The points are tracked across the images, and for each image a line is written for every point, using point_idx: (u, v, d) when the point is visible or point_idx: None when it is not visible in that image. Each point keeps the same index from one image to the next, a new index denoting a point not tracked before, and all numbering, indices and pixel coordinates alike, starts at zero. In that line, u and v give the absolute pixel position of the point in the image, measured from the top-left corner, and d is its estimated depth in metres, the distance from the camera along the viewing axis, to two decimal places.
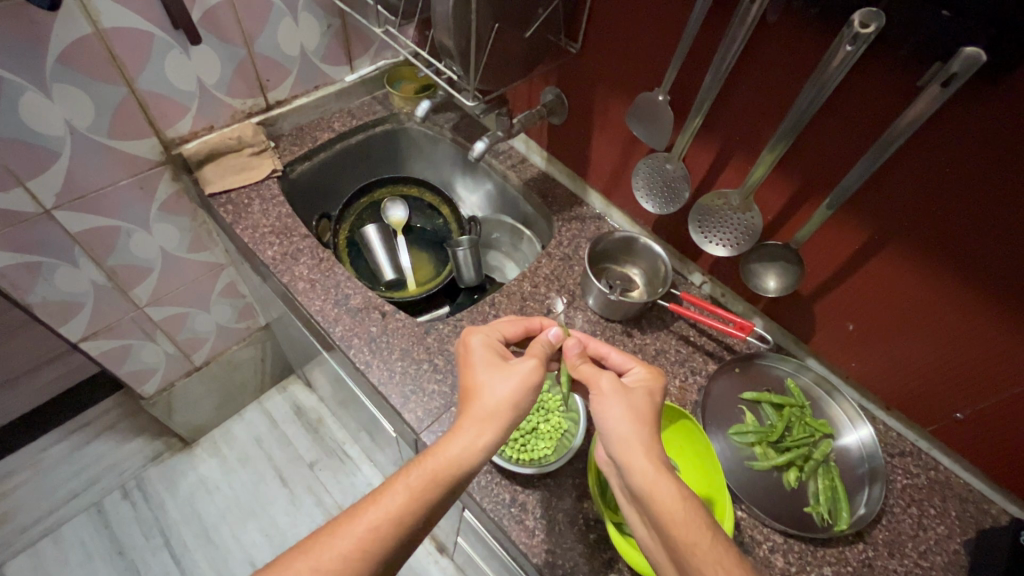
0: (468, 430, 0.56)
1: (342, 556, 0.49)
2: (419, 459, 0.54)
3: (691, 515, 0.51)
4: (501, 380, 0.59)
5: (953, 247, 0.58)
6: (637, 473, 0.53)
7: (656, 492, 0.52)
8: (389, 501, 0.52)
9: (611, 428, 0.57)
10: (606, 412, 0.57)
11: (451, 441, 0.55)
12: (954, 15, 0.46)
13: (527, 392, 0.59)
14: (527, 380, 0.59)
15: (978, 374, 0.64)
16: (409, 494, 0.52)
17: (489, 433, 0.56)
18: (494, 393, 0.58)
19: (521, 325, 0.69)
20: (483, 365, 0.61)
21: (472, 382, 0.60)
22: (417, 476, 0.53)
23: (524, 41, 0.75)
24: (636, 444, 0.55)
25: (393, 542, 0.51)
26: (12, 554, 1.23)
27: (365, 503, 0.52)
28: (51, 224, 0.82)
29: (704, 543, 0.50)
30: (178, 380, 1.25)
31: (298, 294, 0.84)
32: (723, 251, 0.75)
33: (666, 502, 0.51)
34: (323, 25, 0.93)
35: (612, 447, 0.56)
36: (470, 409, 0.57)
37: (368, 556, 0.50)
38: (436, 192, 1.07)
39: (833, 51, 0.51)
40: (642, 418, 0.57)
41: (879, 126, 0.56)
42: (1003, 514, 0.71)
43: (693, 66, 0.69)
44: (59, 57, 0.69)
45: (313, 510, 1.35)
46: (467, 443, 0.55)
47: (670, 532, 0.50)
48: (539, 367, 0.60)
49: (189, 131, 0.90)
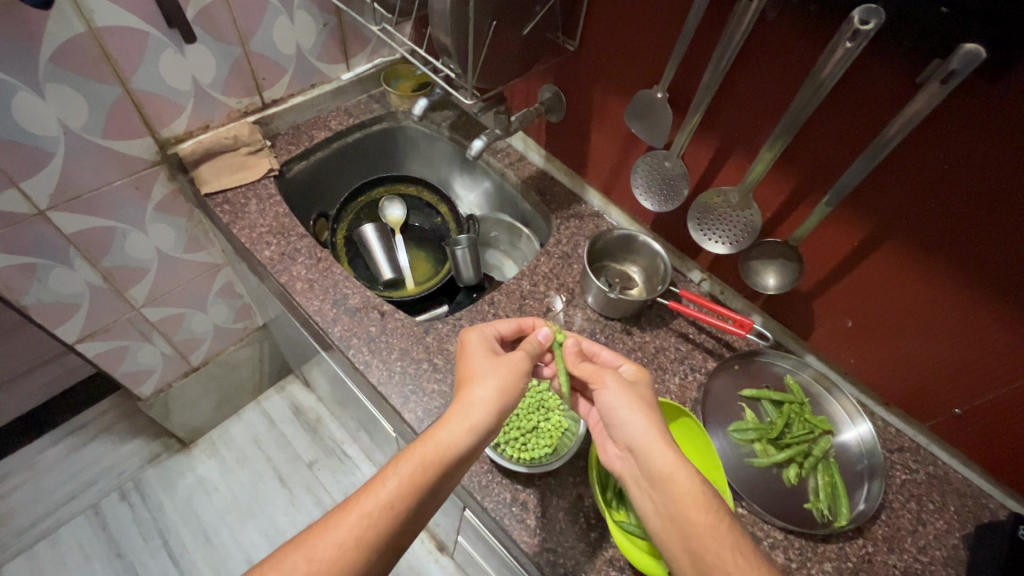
0: (456, 416, 0.56)
1: (337, 544, 0.49)
2: (411, 448, 0.55)
3: (707, 500, 0.53)
4: (491, 369, 0.60)
5: (951, 244, 0.58)
6: (656, 459, 0.55)
7: (675, 476, 0.54)
8: (381, 489, 0.52)
9: (625, 418, 0.57)
10: (619, 399, 0.58)
11: (441, 428, 0.55)
12: (952, 10, 0.46)
13: (516, 380, 0.60)
14: (516, 369, 0.60)
15: (976, 369, 0.64)
16: (402, 480, 0.52)
17: (479, 416, 0.56)
18: (482, 381, 0.59)
19: (515, 322, 0.69)
20: (477, 358, 0.61)
21: (464, 372, 0.61)
22: (409, 464, 0.53)
23: (521, 38, 0.74)
24: (653, 434, 0.56)
25: (388, 529, 0.51)
26: (9, 558, 1.23)
27: (358, 494, 0.52)
28: (46, 225, 0.81)
29: (719, 527, 0.52)
30: (175, 381, 1.25)
31: (296, 294, 0.84)
32: (721, 247, 0.74)
33: (681, 490, 0.53)
34: (319, 23, 0.92)
35: (627, 437, 0.57)
36: (459, 397, 0.58)
37: (363, 543, 0.50)
38: (433, 192, 1.07)
39: (832, 47, 0.51)
40: (650, 406, 0.59)
41: (879, 123, 0.56)
42: (1002, 508, 0.72)
43: (692, 63, 0.69)
44: (52, 57, 0.68)
45: (312, 510, 1.34)
46: (457, 428, 0.55)
47: (686, 516, 0.52)
48: (525, 360, 0.62)
49: (184, 131, 0.89)
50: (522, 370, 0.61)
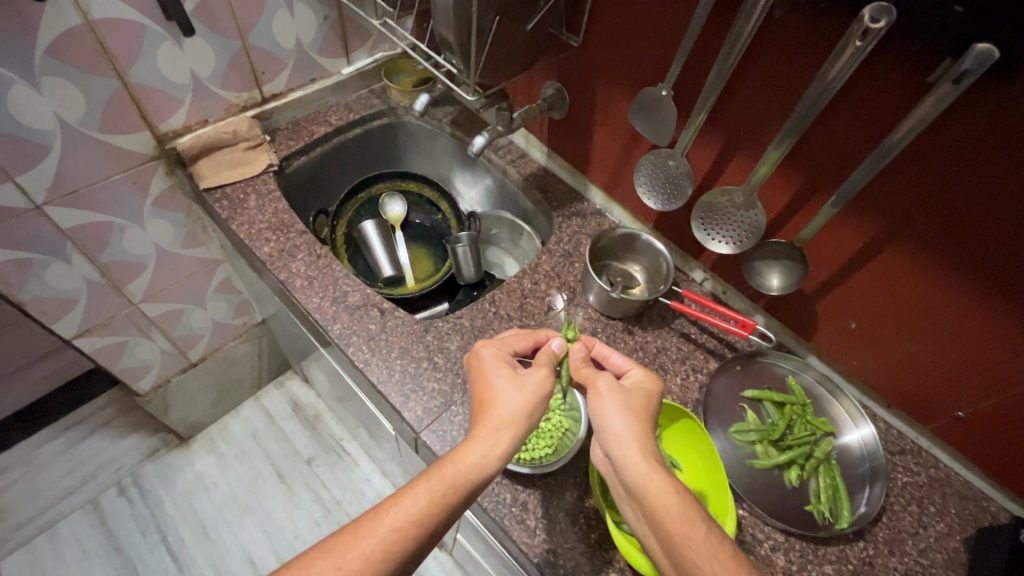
0: (487, 437, 0.56)
1: (366, 555, 0.49)
2: (438, 464, 0.54)
3: (683, 507, 0.52)
4: (517, 392, 0.59)
5: (957, 248, 0.57)
6: (632, 468, 0.54)
7: (651, 485, 0.53)
8: (411, 502, 0.51)
9: (605, 424, 0.57)
10: (606, 406, 0.58)
11: (471, 448, 0.55)
12: (967, 10, 0.45)
13: (539, 400, 0.59)
14: (540, 393, 0.60)
15: (979, 374, 0.64)
16: (431, 496, 0.52)
17: (507, 439, 0.56)
18: (509, 403, 0.58)
19: (530, 338, 0.69)
20: (499, 377, 0.61)
21: (488, 391, 0.60)
22: (437, 480, 0.52)
23: (525, 33, 0.73)
24: (631, 442, 0.55)
25: (416, 543, 0.50)
26: (8, 552, 1.23)
27: (385, 504, 0.51)
28: (42, 221, 0.80)
29: (699, 536, 0.50)
30: (174, 377, 1.24)
31: (295, 291, 0.83)
32: (724, 247, 0.74)
33: (660, 498, 0.52)
34: (320, 16, 0.92)
35: (608, 443, 0.56)
36: (486, 418, 0.57)
37: (391, 555, 0.49)
38: (435, 188, 1.06)
39: (841, 47, 0.50)
40: (638, 416, 0.58)
41: (884, 126, 0.56)
42: (1002, 510, 0.71)
43: (698, 60, 0.68)
44: (48, 49, 0.67)
45: (311, 506, 1.34)
46: (486, 450, 0.55)
47: (663, 525, 0.51)
48: (547, 380, 0.61)
49: (182, 125, 0.88)
50: (546, 392, 0.60)
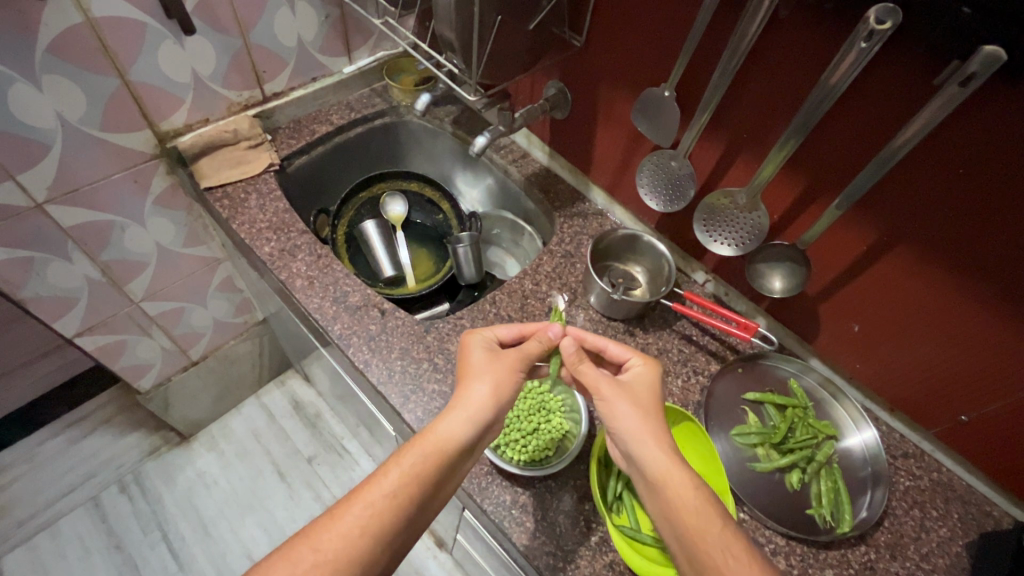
0: (456, 410, 0.57)
1: (344, 534, 0.49)
2: (412, 442, 0.55)
3: (700, 501, 0.52)
4: (488, 366, 0.60)
5: (959, 252, 0.57)
6: (648, 461, 0.54)
7: (667, 475, 0.53)
8: (385, 479, 0.52)
9: (621, 424, 0.56)
10: (614, 408, 0.57)
11: (441, 421, 0.56)
12: (974, 11, 0.45)
13: (510, 382, 0.60)
14: (511, 368, 0.60)
15: (981, 377, 0.64)
16: (404, 472, 0.52)
17: (477, 409, 0.57)
18: (480, 377, 0.59)
19: (517, 328, 0.67)
20: (477, 359, 0.62)
21: (464, 371, 0.61)
22: (410, 455, 0.53)
23: (527, 33, 0.73)
24: (646, 436, 0.55)
25: (394, 520, 0.51)
26: (10, 548, 1.23)
27: (361, 487, 0.52)
28: (44, 219, 0.80)
29: (711, 528, 0.50)
30: (174, 375, 1.24)
31: (296, 292, 0.83)
32: (727, 249, 0.73)
33: (676, 488, 0.52)
34: (321, 15, 0.91)
35: (626, 442, 0.56)
36: (458, 394, 0.58)
37: (369, 533, 0.50)
38: (437, 187, 1.06)
39: (846, 49, 0.50)
40: (648, 408, 0.58)
41: (888, 132, 0.56)
42: (1006, 516, 0.71)
43: (701, 61, 0.67)
44: (49, 48, 0.67)
45: (311, 505, 1.34)
46: (455, 420, 0.56)
47: (682, 521, 0.51)
48: (519, 359, 0.61)
49: (184, 124, 0.88)
50: (517, 369, 0.61)
